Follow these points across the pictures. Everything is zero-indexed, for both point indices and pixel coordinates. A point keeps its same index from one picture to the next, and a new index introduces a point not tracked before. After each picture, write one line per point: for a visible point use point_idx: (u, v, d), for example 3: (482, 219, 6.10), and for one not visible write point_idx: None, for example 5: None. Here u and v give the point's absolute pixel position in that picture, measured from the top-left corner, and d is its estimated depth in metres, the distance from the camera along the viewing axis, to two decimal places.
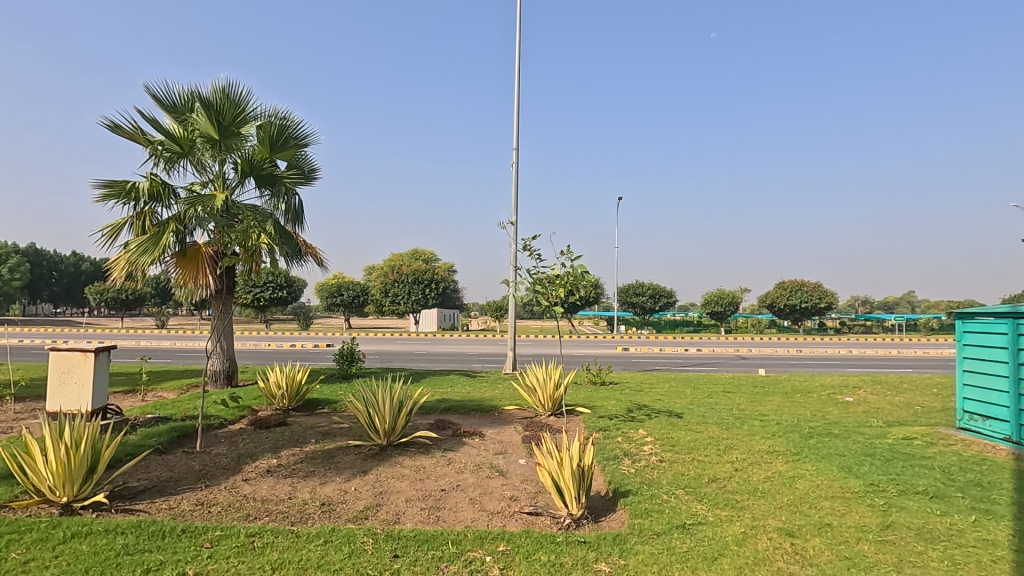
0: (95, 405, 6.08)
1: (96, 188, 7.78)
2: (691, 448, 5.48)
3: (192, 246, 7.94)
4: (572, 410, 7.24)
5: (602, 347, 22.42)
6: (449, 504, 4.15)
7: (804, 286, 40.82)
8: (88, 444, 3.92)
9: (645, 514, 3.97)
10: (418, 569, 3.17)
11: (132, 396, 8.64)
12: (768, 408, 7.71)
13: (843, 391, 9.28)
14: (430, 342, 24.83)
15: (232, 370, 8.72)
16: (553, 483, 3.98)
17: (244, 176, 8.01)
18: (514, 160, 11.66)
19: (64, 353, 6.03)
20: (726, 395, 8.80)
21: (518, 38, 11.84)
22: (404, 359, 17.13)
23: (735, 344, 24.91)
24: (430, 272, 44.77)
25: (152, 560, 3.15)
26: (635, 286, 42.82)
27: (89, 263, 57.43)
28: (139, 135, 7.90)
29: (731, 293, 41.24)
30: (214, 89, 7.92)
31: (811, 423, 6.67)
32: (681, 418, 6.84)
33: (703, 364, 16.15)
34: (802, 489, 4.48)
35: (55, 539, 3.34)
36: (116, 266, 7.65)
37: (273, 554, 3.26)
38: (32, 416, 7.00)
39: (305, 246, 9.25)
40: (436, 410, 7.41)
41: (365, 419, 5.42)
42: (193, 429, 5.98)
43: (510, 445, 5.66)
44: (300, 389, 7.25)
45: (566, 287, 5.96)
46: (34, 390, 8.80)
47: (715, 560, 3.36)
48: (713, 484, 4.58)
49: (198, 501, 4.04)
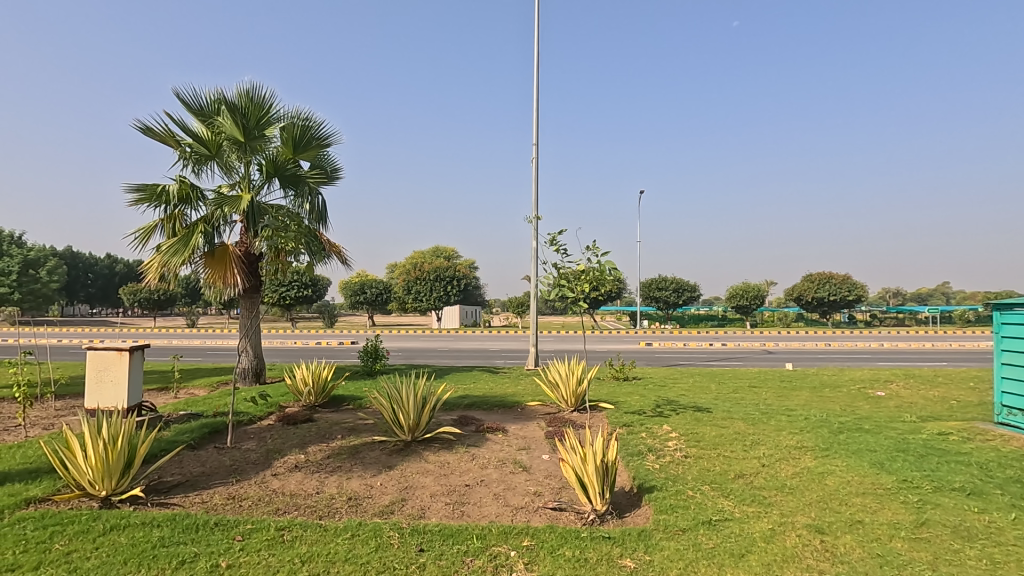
0: (130, 402, 6.27)
1: (129, 192, 8.02)
2: (717, 444, 5.40)
3: (219, 246, 8.06)
4: (595, 406, 7.21)
5: (625, 342, 22.08)
6: (474, 499, 4.18)
7: (832, 278, 39.98)
8: (125, 440, 4.05)
9: (671, 510, 3.94)
10: (444, 563, 3.20)
11: (165, 394, 8.92)
12: (796, 403, 7.54)
13: (875, 385, 9.05)
14: (453, 338, 24.88)
15: (260, 368, 8.91)
16: (577, 479, 3.98)
17: (268, 177, 8.18)
18: (535, 154, 11.69)
19: (101, 352, 6.22)
20: (753, 390, 8.71)
21: (537, 30, 11.73)
22: (428, 357, 17.23)
23: (762, 338, 24.39)
24: (452, 269, 45.06)
25: (188, 552, 3.25)
26: (657, 280, 42.49)
27: (124, 265, 59.26)
28: (168, 137, 8.11)
29: (756, 285, 40.57)
30: (238, 92, 8.04)
31: (842, 418, 6.51)
32: (707, 413, 6.73)
33: (729, 360, 15.89)
34: (832, 485, 4.39)
35: (97, 531, 3.47)
36: (149, 268, 7.86)
37: (303, 547, 3.33)
38: (72, 413, 7.24)
39: (331, 244, 9.37)
40: (460, 406, 7.46)
41: (389, 415, 5.47)
42: (224, 425, 6.14)
43: (534, 441, 5.66)
44: (325, 385, 7.38)
45: (591, 282, 5.88)
46: (72, 388, 9.13)
47: (743, 556, 3.32)
48: (739, 480, 4.52)
49: (230, 495, 4.15)
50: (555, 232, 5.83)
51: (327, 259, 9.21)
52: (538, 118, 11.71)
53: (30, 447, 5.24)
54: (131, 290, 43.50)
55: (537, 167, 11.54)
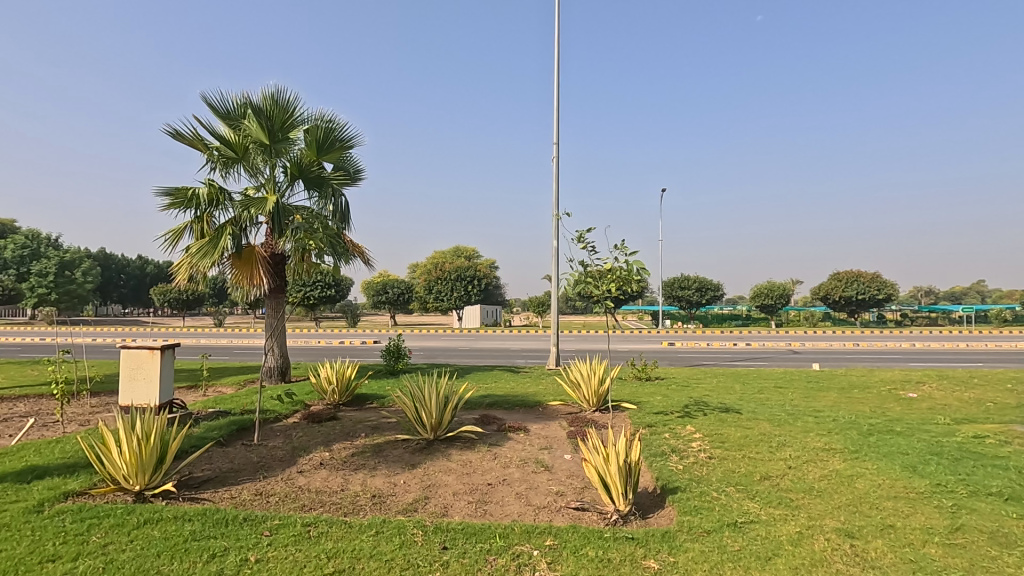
0: (162, 399, 6.45)
1: (160, 196, 8.23)
2: (742, 445, 5.33)
3: (246, 247, 8.21)
4: (617, 406, 7.16)
5: (648, 342, 21.86)
6: (496, 498, 4.19)
7: (861, 277, 39.02)
8: (157, 436, 4.17)
9: (695, 511, 3.90)
10: (467, 561, 3.21)
11: (195, 392, 9.14)
12: (823, 405, 7.38)
13: (907, 387, 8.81)
14: (475, 338, 24.96)
15: (285, 367, 9.06)
16: (600, 479, 3.96)
17: (293, 179, 8.33)
18: (556, 153, 11.67)
19: (133, 351, 6.40)
20: (780, 391, 8.56)
21: (557, 28, 11.69)
22: (450, 356, 17.32)
23: (788, 338, 23.92)
24: (473, 269, 45.24)
25: (218, 546, 3.33)
26: (680, 279, 42.02)
27: (155, 266, 60.87)
28: (197, 142, 8.30)
29: (781, 284, 39.83)
30: (264, 96, 8.19)
31: (872, 420, 6.35)
32: (732, 414, 6.64)
33: (754, 360, 15.62)
34: (862, 488, 4.30)
35: (131, 524, 3.58)
36: (179, 270, 8.05)
37: (329, 543, 3.39)
38: (106, 410, 7.47)
39: (354, 245, 9.49)
40: (481, 405, 7.49)
41: (413, 414, 5.52)
42: (251, 423, 6.26)
43: (555, 441, 5.65)
44: (349, 384, 7.48)
45: (618, 282, 5.83)
46: (107, 386, 9.41)
47: (769, 559, 3.27)
48: (765, 481, 4.45)
49: (258, 491, 4.24)
50: (585, 229, 5.78)
51: (350, 260, 9.32)
52: (558, 117, 11.68)
53: (68, 442, 5.42)
54: (162, 290, 44.71)
55: (557, 166, 11.52)
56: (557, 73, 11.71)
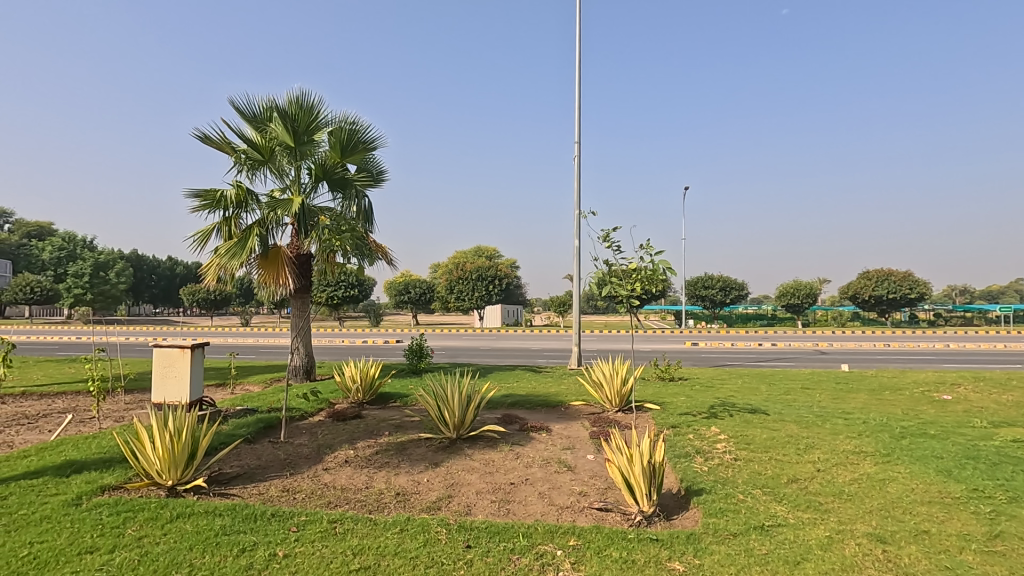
0: (193, 397, 6.61)
1: (190, 199, 8.44)
2: (768, 447, 5.24)
3: (272, 248, 8.36)
4: (640, 407, 7.10)
5: (671, 342, 21.63)
6: (519, 497, 4.19)
7: (892, 275, 37.97)
8: (188, 433, 4.28)
9: (720, 513, 3.85)
10: (491, 560, 3.23)
11: (224, 390, 9.34)
12: (853, 406, 7.21)
13: (941, 389, 8.55)
14: (496, 337, 25.01)
15: (311, 366, 9.20)
16: (623, 479, 3.93)
17: (317, 181, 8.46)
18: (577, 152, 11.62)
19: (165, 350, 6.58)
20: (807, 392, 8.39)
21: (577, 27, 11.64)
22: (472, 355, 17.39)
23: (815, 338, 23.40)
24: (494, 269, 45.33)
25: (247, 541, 3.40)
26: (703, 278, 41.47)
27: (184, 267, 62.40)
28: (224, 145, 8.48)
29: (807, 283, 39.05)
30: (289, 100, 8.33)
31: (904, 422, 6.18)
32: (758, 415, 6.53)
33: (781, 360, 15.33)
34: (894, 493, 4.19)
35: (164, 518, 3.68)
36: (208, 270, 8.24)
37: (354, 539, 3.43)
38: (139, 407, 7.68)
39: (377, 245, 9.60)
40: (503, 405, 7.51)
41: (435, 413, 5.56)
42: (278, 420, 6.37)
43: (578, 441, 5.63)
44: (373, 382, 7.57)
45: (642, 282, 5.78)
46: (140, 383, 9.69)
47: (798, 564, 3.21)
48: (793, 484, 4.37)
49: (285, 488, 4.32)
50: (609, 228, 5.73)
51: (373, 260, 9.43)
52: (579, 115, 11.63)
53: (104, 437, 5.60)
54: (191, 290, 45.84)
55: (578, 164, 11.47)
56: (578, 71, 11.66)
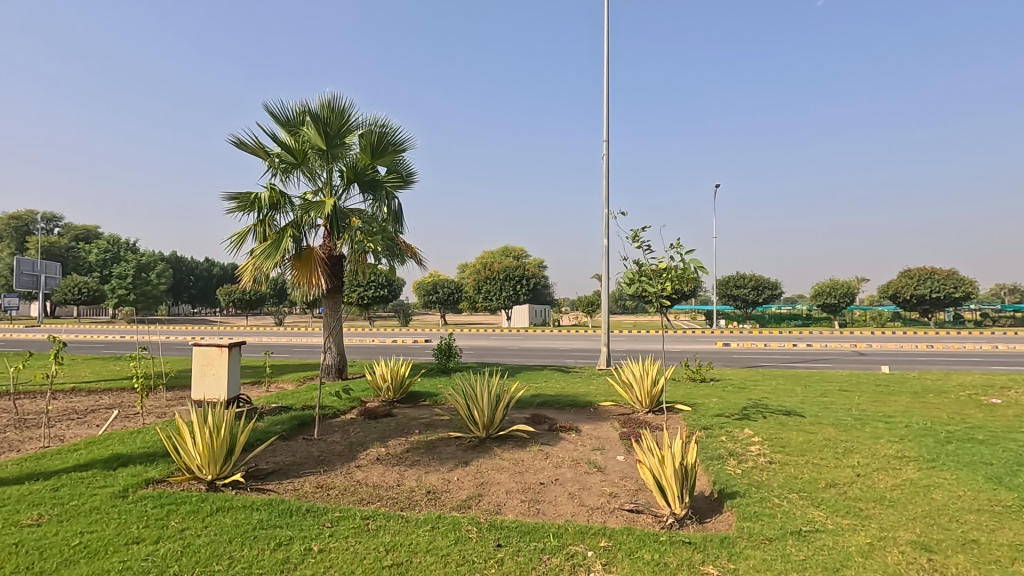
0: (230, 394, 6.81)
1: (227, 201, 8.68)
2: (805, 450, 5.10)
3: (305, 249, 8.54)
4: (670, 408, 7.01)
5: (702, 342, 21.26)
6: (549, 497, 4.19)
7: (935, 274, 36.49)
8: (227, 430, 4.41)
9: (756, 517, 3.76)
10: (521, 559, 3.23)
11: (259, 387, 9.59)
12: (894, 410, 6.96)
13: (989, 392, 8.18)
14: (524, 337, 25.01)
15: (343, 364, 9.36)
16: (655, 481, 3.88)
17: (349, 183, 8.61)
18: (606, 150, 11.54)
19: (204, 348, 6.79)
20: (845, 394, 8.14)
21: (606, 25, 11.55)
22: (500, 355, 17.44)
23: (853, 338, 22.68)
24: (522, 268, 45.34)
25: (284, 535, 3.48)
26: (735, 278, 40.65)
27: (221, 268, 64.27)
28: (259, 149, 8.71)
29: (844, 282, 37.92)
30: (321, 104, 8.50)
31: (950, 427, 5.94)
32: (794, 418, 6.36)
33: (817, 361, 14.91)
34: (940, 500, 4.03)
35: (205, 511, 3.80)
36: (244, 271, 8.46)
37: (387, 536, 3.48)
38: (180, 403, 7.95)
39: (406, 246, 9.71)
40: (532, 405, 7.51)
41: (465, 412, 5.60)
42: (311, 418, 6.51)
43: (608, 442, 5.59)
44: (403, 381, 7.66)
45: (673, 281, 5.70)
46: (180, 380, 10.03)
47: (838, 571, 3.12)
48: (831, 489, 4.25)
49: (319, 484, 4.41)
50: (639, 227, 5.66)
51: (403, 260, 9.54)
52: (608, 114, 11.55)
53: (148, 432, 5.81)
54: (227, 291, 47.21)
55: (607, 163, 11.39)
56: (607, 70, 11.57)
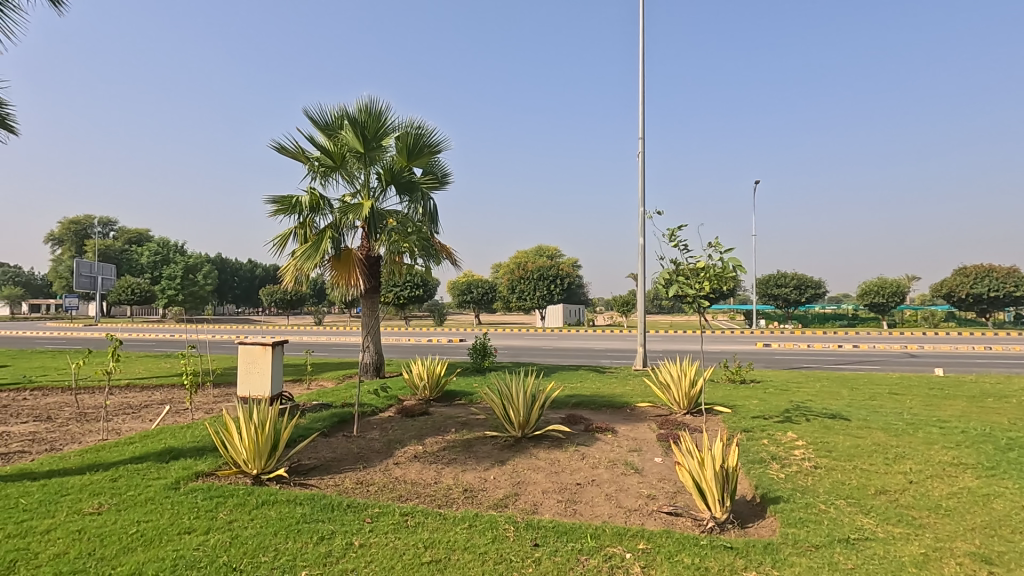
0: (274, 391, 7.03)
1: (269, 205, 8.96)
2: (852, 455, 4.92)
3: (344, 250, 8.74)
4: (709, 409, 6.86)
5: (741, 343, 20.74)
6: (585, 498, 4.16)
7: (993, 272, 34.60)
8: (271, 426, 4.55)
9: (800, 523, 3.65)
10: (559, 559, 3.22)
11: (301, 385, 9.86)
12: (949, 414, 6.63)
13: None
14: (558, 337, 24.94)
15: (380, 363, 9.52)
16: (694, 484, 3.81)
17: (385, 184, 8.75)
18: (641, 148, 11.40)
19: (249, 347, 7.03)
20: (896, 397, 7.80)
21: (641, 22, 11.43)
22: (535, 355, 17.44)
23: (904, 339, 21.68)
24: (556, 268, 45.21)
25: (326, 529, 3.57)
26: (776, 277, 39.54)
27: (263, 270, 66.39)
28: (299, 153, 8.95)
29: (893, 281, 36.44)
30: (358, 108, 8.68)
31: (1011, 433, 5.62)
32: (841, 421, 6.14)
33: (864, 363, 14.34)
34: (1001, 510, 3.81)
35: (251, 504, 3.93)
36: (286, 272, 8.71)
37: (425, 533, 3.53)
38: (227, 400, 8.24)
39: (441, 246, 9.82)
40: (567, 405, 7.48)
41: (501, 411, 5.62)
42: (351, 415, 6.65)
43: (645, 443, 5.52)
44: (439, 380, 7.74)
45: (711, 281, 5.58)
46: (226, 378, 10.40)
47: None
48: (882, 496, 4.08)
49: (359, 480, 4.50)
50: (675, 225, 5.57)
51: (438, 260, 9.65)
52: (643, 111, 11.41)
53: (197, 427, 6.05)
54: (270, 292, 48.75)
55: (642, 161, 11.25)
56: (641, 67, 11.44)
